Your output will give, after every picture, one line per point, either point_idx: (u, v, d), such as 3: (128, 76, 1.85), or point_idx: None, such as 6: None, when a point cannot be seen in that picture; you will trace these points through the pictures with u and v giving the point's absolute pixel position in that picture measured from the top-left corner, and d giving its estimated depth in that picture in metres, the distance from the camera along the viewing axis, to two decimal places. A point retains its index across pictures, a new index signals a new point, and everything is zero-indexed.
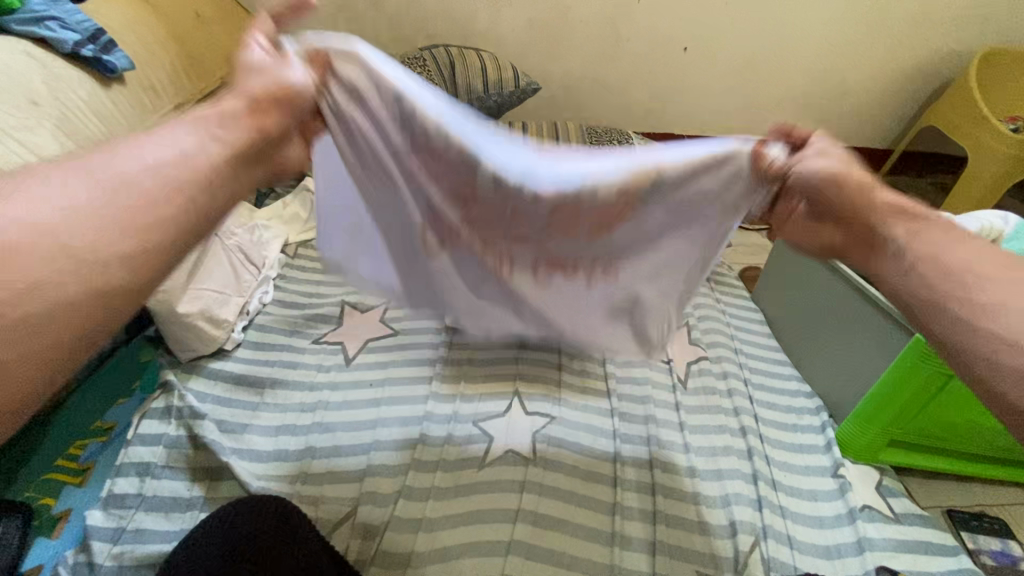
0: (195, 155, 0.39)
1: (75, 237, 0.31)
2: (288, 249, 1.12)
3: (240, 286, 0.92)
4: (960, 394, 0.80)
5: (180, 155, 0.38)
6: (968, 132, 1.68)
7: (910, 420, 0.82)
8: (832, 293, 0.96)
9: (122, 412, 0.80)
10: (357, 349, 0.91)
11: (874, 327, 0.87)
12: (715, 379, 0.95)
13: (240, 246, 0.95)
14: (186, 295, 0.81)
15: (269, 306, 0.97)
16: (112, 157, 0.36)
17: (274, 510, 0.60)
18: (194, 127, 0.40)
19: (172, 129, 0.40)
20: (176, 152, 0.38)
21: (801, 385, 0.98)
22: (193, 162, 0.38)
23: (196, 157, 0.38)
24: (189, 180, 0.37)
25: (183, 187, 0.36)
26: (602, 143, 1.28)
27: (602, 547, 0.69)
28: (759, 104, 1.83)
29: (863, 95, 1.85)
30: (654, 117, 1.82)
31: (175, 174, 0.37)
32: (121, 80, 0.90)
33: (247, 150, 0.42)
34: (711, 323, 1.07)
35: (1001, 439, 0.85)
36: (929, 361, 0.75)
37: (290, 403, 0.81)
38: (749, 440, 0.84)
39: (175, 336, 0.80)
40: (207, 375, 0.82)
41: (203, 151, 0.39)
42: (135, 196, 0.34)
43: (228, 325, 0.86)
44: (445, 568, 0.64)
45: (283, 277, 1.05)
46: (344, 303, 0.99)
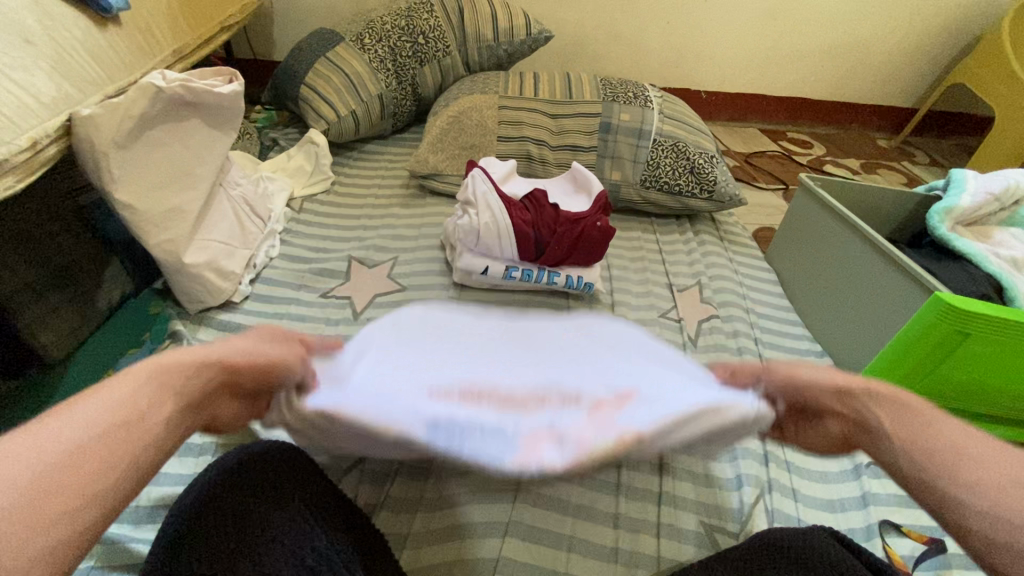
0: (146, 407, 0.35)
1: (39, 454, 0.30)
2: (293, 204, 1.11)
3: (246, 238, 0.91)
4: (976, 357, 0.78)
5: (134, 416, 0.34)
6: (996, 91, 1.60)
7: (920, 379, 0.81)
8: (847, 254, 0.95)
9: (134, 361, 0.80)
10: (364, 303, 0.90)
11: (891, 285, 0.85)
12: (725, 337, 0.94)
13: (245, 198, 0.94)
14: (192, 245, 0.80)
15: (276, 259, 0.96)
16: (71, 407, 0.33)
17: (284, 457, 0.59)
18: (153, 385, 0.37)
19: (121, 385, 0.35)
20: (127, 412, 0.34)
21: (812, 344, 0.97)
22: (194, 354, 0.40)
23: (150, 415, 0.35)
24: (178, 371, 0.39)
25: (143, 433, 0.34)
26: (617, 95, 1.24)
27: (609, 498, 0.69)
28: (781, 59, 1.75)
29: (892, 47, 1.75)
30: (670, 72, 1.75)
31: (124, 418, 0.34)
32: (118, 23, 0.87)
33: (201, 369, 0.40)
34: (722, 283, 1.06)
35: (1011, 400, 0.84)
36: (948, 319, 0.73)
37: None
38: None
39: (181, 285, 0.80)
40: (216, 326, 0.82)
41: (156, 405, 0.36)
42: (95, 434, 0.32)
43: (235, 277, 0.85)
44: (453, 514, 0.65)
45: (289, 231, 1.03)
46: (351, 258, 0.99)
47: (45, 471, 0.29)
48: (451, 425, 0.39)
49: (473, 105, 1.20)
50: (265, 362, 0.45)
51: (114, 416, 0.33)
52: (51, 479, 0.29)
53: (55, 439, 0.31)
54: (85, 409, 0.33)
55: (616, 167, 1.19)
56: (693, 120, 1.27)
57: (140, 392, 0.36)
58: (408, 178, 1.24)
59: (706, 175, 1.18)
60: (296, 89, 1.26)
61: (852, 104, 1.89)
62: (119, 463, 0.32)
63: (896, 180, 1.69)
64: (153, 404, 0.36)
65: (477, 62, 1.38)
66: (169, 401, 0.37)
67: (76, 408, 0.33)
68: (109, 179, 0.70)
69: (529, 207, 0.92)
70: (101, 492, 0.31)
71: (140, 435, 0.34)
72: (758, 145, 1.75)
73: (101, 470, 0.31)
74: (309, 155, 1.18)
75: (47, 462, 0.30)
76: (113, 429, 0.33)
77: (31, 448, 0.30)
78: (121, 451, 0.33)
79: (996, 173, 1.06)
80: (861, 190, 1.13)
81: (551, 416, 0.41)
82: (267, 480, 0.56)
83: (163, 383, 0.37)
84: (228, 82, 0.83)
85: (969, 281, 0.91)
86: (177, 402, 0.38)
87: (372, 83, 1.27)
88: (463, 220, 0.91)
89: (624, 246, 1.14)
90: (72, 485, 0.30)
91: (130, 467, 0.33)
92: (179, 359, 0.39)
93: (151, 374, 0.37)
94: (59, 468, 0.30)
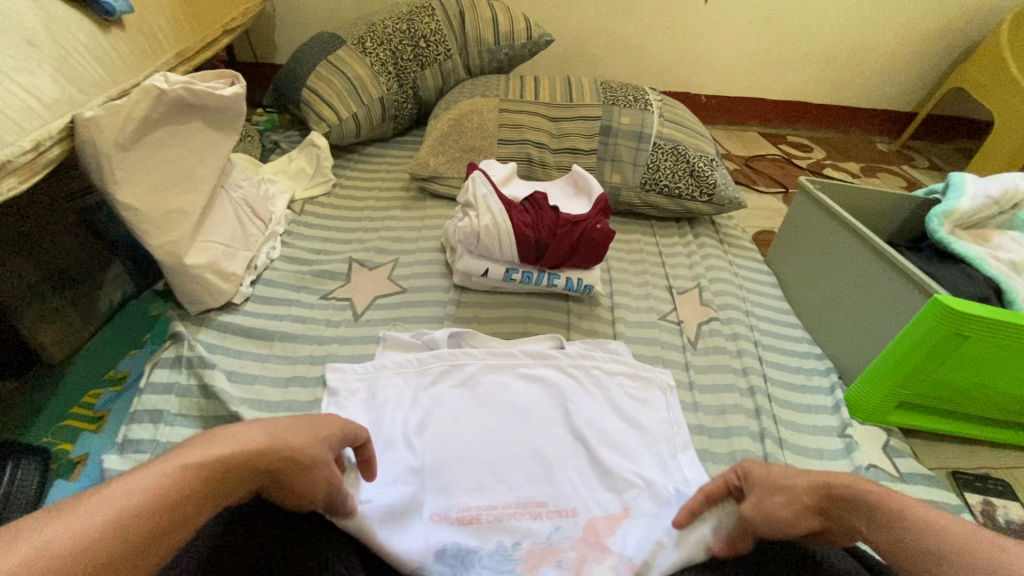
0: (171, 518, 0.37)
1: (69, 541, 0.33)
2: (294, 206, 1.11)
3: (247, 240, 0.91)
4: (976, 359, 0.78)
5: (158, 527, 0.37)
6: (995, 95, 1.61)
7: (920, 381, 0.81)
8: (846, 256, 0.95)
9: (135, 362, 0.80)
10: (364, 305, 0.90)
11: (890, 288, 0.85)
12: (725, 340, 0.94)
13: (246, 200, 0.94)
14: (193, 247, 0.80)
15: (276, 261, 0.96)
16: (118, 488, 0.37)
17: None
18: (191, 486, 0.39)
19: (169, 481, 0.39)
20: (154, 520, 0.36)
21: (812, 347, 0.97)
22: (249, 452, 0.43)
23: (170, 525, 0.37)
24: (223, 474, 0.41)
25: (154, 548, 0.36)
26: (617, 99, 1.24)
27: None
28: (780, 63, 1.76)
29: (891, 51, 1.76)
30: (670, 76, 1.76)
31: (151, 527, 0.36)
32: (121, 25, 0.87)
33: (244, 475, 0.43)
34: (722, 286, 1.06)
35: (1011, 403, 0.84)
36: (948, 322, 0.73)
37: (300, 355, 0.81)
38: (758, 400, 0.84)
39: (182, 286, 0.80)
40: (216, 328, 0.82)
41: (180, 517, 0.38)
42: (122, 539, 0.35)
43: (235, 279, 0.85)
44: None
45: (290, 233, 1.04)
46: (352, 260, 0.99)
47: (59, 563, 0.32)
48: (453, 552, 0.56)
49: (474, 108, 1.20)
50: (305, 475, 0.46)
51: (150, 523, 0.36)
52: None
53: (89, 530, 0.34)
54: (126, 498, 0.36)
55: (617, 170, 1.19)
56: (692, 123, 1.28)
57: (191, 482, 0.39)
58: (408, 181, 1.25)
59: (706, 179, 1.18)
60: (297, 91, 1.27)
61: (851, 108, 1.89)
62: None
63: (896, 183, 1.69)
64: (180, 516, 0.38)
65: (478, 66, 1.39)
66: (202, 510, 0.39)
67: (140, 482, 0.38)
68: (111, 180, 0.70)
69: (529, 210, 0.92)
70: None
71: (177, 527, 0.38)
72: (758, 149, 1.76)
73: (127, 551, 0.34)
74: (311, 157, 1.19)
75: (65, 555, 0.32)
76: (162, 512, 0.37)
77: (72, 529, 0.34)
78: (134, 566, 0.35)
79: (996, 177, 1.06)
80: (859, 194, 1.13)
81: (547, 531, 0.60)
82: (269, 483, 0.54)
83: (204, 486, 0.40)
84: (230, 84, 0.84)
85: (968, 284, 0.91)
86: (206, 509, 0.40)
87: (373, 87, 1.27)
88: (463, 223, 0.91)
89: (624, 249, 1.14)
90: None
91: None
92: (231, 458, 0.42)
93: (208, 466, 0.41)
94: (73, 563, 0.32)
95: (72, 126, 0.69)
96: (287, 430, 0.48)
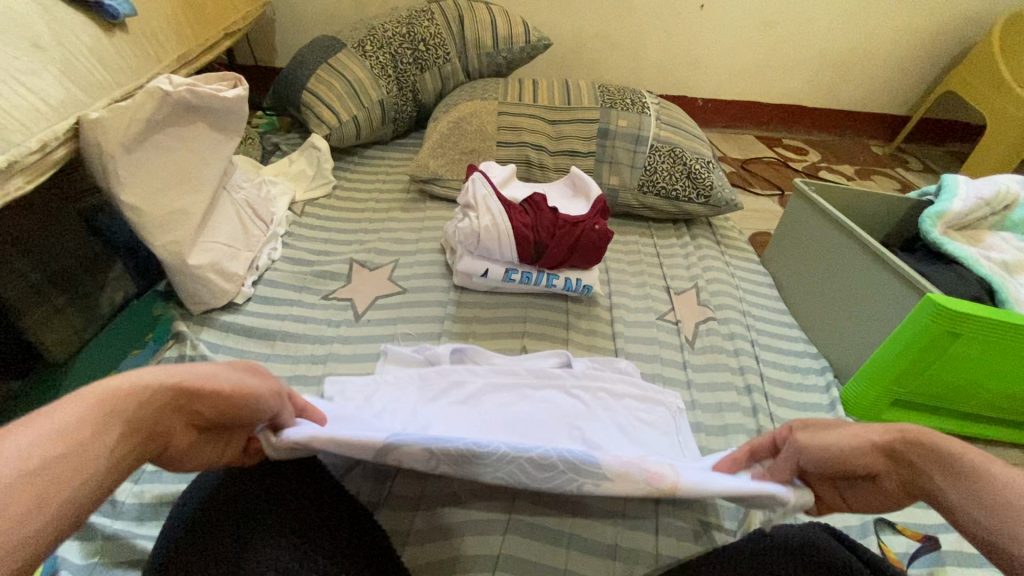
0: (84, 437, 0.35)
1: None
2: (295, 208, 1.12)
3: (249, 241, 0.92)
4: (970, 357, 0.79)
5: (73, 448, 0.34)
6: (988, 98, 1.63)
7: (914, 380, 0.82)
8: (842, 256, 0.96)
9: (137, 361, 0.80)
10: (365, 305, 0.91)
11: (884, 287, 0.87)
12: (722, 339, 0.95)
13: (248, 201, 0.95)
14: (196, 247, 0.81)
15: (278, 261, 0.97)
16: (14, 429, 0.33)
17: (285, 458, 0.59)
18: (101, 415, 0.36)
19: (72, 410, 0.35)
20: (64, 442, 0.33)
21: (807, 346, 0.99)
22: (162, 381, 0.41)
23: (89, 448, 0.34)
24: (134, 401, 0.38)
25: (72, 472, 0.33)
26: (614, 102, 1.26)
27: (608, 497, 0.70)
28: (776, 67, 1.78)
29: (885, 55, 1.78)
30: (666, 79, 1.78)
31: (59, 453, 0.33)
32: (124, 29, 0.88)
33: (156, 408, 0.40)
34: (719, 287, 1.07)
35: (1005, 401, 0.85)
36: (940, 321, 0.74)
37: (301, 354, 0.81)
38: (754, 398, 0.85)
39: (184, 286, 0.80)
40: (218, 327, 0.83)
41: (94, 437, 0.35)
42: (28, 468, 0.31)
43: (238, 279, 0.86)
44: (455, 511, 0.65)
45: (291, 234, 1.04)
46: (352, 261, 1.00)
47: None
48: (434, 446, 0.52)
49: (473, 111, 1.21)
50: (231, 397, 0.45)
51: (57, 447, 0.33)
52: None
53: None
54: (30, 431, 0.33)
55: (614, 172, 1.20)
56: (689, 126, 1.29)
57: (80, 421, 0.35)
58: (407, 183, 1.26)
59: (702, 181, 1.20)
60: (298, 94, 1.28)
61: (846, 111, 1.92)
62: (42, 504, 0.31)
63: (890, 186, 1.71)
64: (94, 437, 0.35)
65: (477, 69, 1.40)
66: (117, 436, 0.37)
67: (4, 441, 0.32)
68: (116, 181, 0.71)
69: (528, 211, 0.93)
70: (35, 516, 0.31)
71: (78, 460, 0.34)
72: (754, 152, 1.78)
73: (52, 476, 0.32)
74: (311, 159, 1.20)
75: None
76: (54, 455, 0.33)
77: None
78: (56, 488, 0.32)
79: (988, 178, 1.08)
80: (854, 195, 1.15)
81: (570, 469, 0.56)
82: (270, 479, 0.56)
83: (115, 413, 0.37)
84: (233, 87, 0.85)
85: (960, 284, 0.93)
86: (122, 436, 0.37)
87: (373, 90, 1.29)
88: (463, 224, 0.92)
89: (622, 250, 1.15)
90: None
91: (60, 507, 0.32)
92: (134, 389, 0.39)
93: (98, 402, 0.37)
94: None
95: (77, 127, 0.70)
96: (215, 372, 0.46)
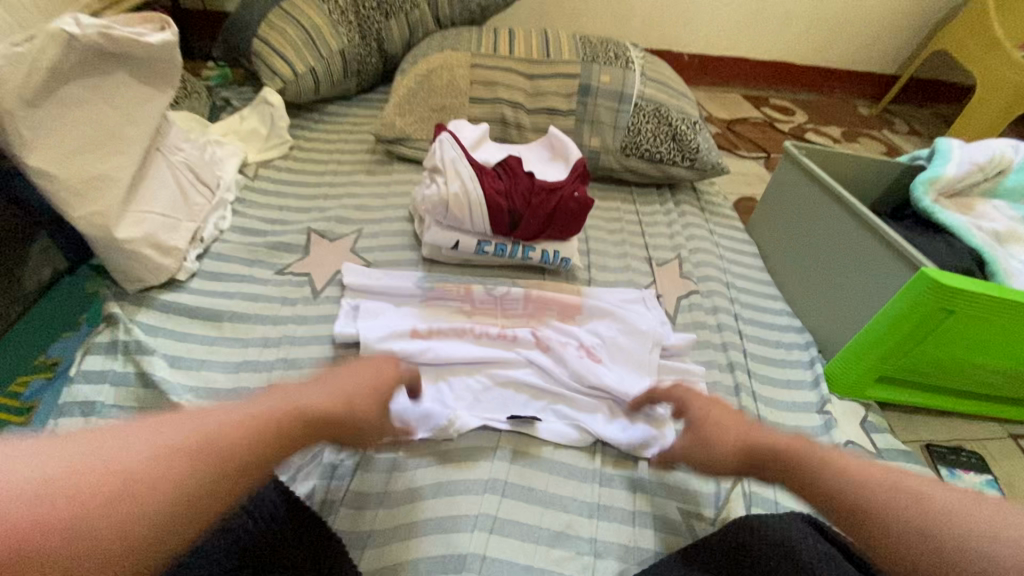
0: (212, 429, 0.39)
1: (126, 469, 0.34)
2: (246, 171, 1.02)
3: (191, 210, 0.82)
4: (958, 332, 0.76)
5: (197, 427, 0.39)
6: (980, 58, 1.57)
7: (901, 356, 0.79)
8: (832, 225, 0.92)
9: (66, 346, 0.75)
10: (325, 280, 0.83)
11: (875, 257, 0.83)
12: (705, 314, 0.91)
13: (188, 164, 0.84)
14: (126, 217, 0.71)
15: (226, 232, 0.88)
16: (170, 423, 0.39)
17: None
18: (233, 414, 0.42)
19: (204, 418, 0.41)
20: (197, 424, 0.39)
21: (792, 319, 0.95)
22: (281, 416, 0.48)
23: (210, 427, 0.40)
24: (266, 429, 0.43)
25: (205, 438, 0.38)
26: (597, 55, 1.16)
27: (585, 486, 0.66)
28: (767, 20, 1.68)
29: (879, 9, 1.70)
30: (652, 32, 1.67)
31: (191, 447, 0.38)
32: None
33: (266, 428, 0.43)
34: (703, 258, 1.02)
35: (988, 377, 0.84)
36: (933, 296, 0.71)
37: (252, 337, 0.74)
38: (737, 376, 0.81)
39: (113, 262, 0.71)
40: (158, 308, 0.74)
41: (232, 442, 0.40)
42: (173, 449, 0.37)
43: (179, 253, 0.77)
44: (420, 507, 0.61)
45: (241, 201, 0.95)
46: (310, 230, 0.91)
47: (100, 473, 0.33)
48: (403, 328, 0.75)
49: (443, 64, 1.11)
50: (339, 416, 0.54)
51: (208, 437, 0.39)
52: (102, 486, 0.33)
53: (149, 446, 0.36)
54: (145, 443, 0.36)
55: (596, 133, 1.12)
56: (676, 83, 1.21)
57: (231, 444, 0.40)
58: (373, 143, 1.16)
59: (688, 143, 1.13)
60: (246, 41, 1.15)
61: (837, 69, 1.84)
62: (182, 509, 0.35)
63: (876, 149, 1.67)
64: (232, 441, 0.40)
65: (447, 16, 1.28)
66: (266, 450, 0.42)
67: (118, 442, 0.35)
68: (19, 143, 0.61)
69: (502, 176, 0.86)
70: (162, 493, 0.34)
71: (207, 482, 0.37)
72: (741, 112, 1.70)
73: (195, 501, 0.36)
74: (264, 116, 1.08)
75: (117, 473, 0.34)
76: (197, 447, 0.38)
77: (121, 447, 0.35)
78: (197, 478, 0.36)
79: (982, 143, 1.03)
80: (844, 160, 1.10)
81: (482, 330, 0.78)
82: None
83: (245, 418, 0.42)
84: (160, 29, 0.75)
85: (951, 255, 0.89)
86: (267, 451, 0.42)
87: (332, 38, 1.16)
88: (430, 190, 0.84)
89: (603, 217, 1.09)
90: (118, 489, 0.33)
91: (178, 492, 0.35)
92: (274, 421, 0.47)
93: (253, 428, 0.42)
94: (131, 467, 0.34)
95: None
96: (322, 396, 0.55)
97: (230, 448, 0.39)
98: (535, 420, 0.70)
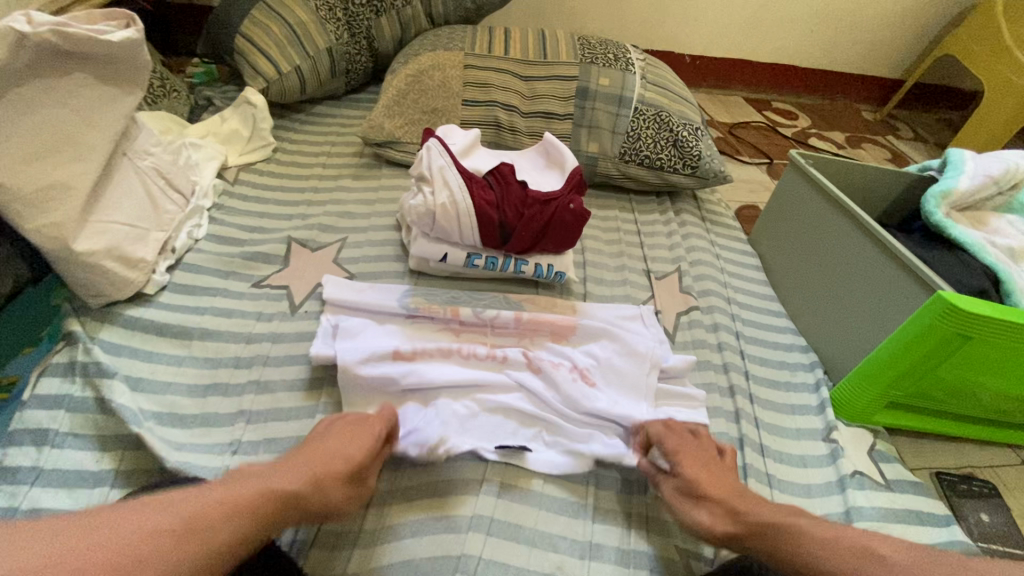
0: (210, 501, 0.45)
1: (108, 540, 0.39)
2: (226, 175, 0.97)
3: (161, 218, 0.77)
4: (975, 359, 0.72)
5: (201, 495, 0.45)
6: (987, 64, 1.52)
7: (912, 383, 0.75)
8: (839, 240, 0.87)
9: (25, 363, 0.72)
10: (304, 294, 0.79)
11: (886, 276, 0.78)
12: (705, 332, 0.87)
13: (158, 169, 0.79)
14: (87, 228, 0.66)
15: (201, 241, 0.83)
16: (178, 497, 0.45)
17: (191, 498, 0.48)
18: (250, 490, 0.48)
19: (230, 482, 0.49)
20: (208, 498, 0.45)
21: (796, 338, 0.91)
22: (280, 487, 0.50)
23: (214, 496, 0.46)
24: (268, 498, 0.49)
25: (186, 511, 0.43)
26: (595, 56, 1.11)
27: (577, 523, 0.61)
28: (771, 22, 1.63)
29: (886, 11, 1.65)
30: (653, 32, 1.62)
31: (189, 510, 0.44)
32: None
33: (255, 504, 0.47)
34: (705, 272, 0.98)
35: (1003, 403, 0.79)
36: (949, 322, 0.67)
37: (223, 358, 0.69)
38: (738, 401, 0.77)
39: (71, 276, 0.66)
40: (122, 325, 0.69)
41: (218, 506, 0.45)
42: (160, 522, 0.42)
43: (146, 265, 0.72)
44: (397, 547, 0.56)
45: (218, 208, 0.90)
46: (290, 239, 0.86)
47: (94, 539, 0.39)
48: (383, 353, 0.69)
49: (435, 64, 1.06)
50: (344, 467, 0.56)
51: (190, 513, 0.43)
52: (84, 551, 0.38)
53: (147, 519, 0.42)
54: (145, 514, 0.42)
55: (594, 138, 1.07)
56: (677, 87, 1.16)
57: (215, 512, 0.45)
58: (361, 146, 1.11)
59: (690, 150, 1.08)
60: (228, 38, 1.10)
61: (842, 73, 1.79)
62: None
63: (882, 156, 1.62)
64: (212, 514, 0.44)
65: (441, 14, 1.23)
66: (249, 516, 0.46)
67: (129, 511, 0.42)
68: None
69: (494, 185, 0.81)
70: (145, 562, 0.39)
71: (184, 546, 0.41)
72: (743, 116, 1.66)
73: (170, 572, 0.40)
74: (245, 117, 1.03)
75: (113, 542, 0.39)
76: (171, 521, 0.42)
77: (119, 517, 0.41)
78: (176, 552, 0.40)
79: (995, 155, 0.99)
80: (852, 170, 1.05)
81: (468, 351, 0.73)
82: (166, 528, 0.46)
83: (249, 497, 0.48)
84: (125, 27, 0.69)
85: (966, 274, 0.85)
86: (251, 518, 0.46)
87: (319, 35, 1.11)
88: (416, 199, 0.80)
89: (600, 227, 1.04)
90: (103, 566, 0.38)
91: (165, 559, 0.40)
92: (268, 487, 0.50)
93: (235, 501, 0.46)
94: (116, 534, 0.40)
95: None
96: (323, 452, 0.57)
97: (223, 536, 0.44)
98: (524, 451, 0.65)
